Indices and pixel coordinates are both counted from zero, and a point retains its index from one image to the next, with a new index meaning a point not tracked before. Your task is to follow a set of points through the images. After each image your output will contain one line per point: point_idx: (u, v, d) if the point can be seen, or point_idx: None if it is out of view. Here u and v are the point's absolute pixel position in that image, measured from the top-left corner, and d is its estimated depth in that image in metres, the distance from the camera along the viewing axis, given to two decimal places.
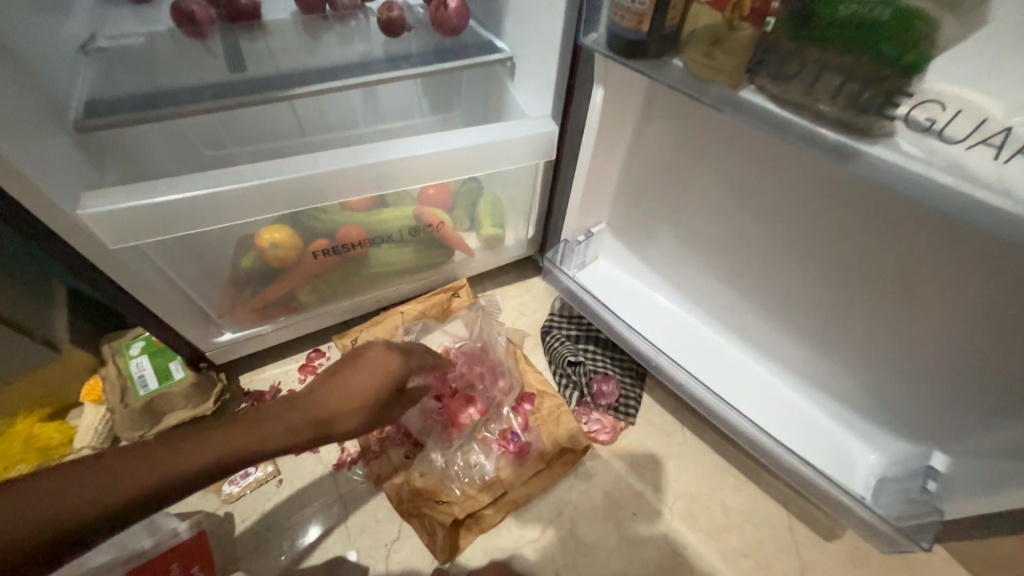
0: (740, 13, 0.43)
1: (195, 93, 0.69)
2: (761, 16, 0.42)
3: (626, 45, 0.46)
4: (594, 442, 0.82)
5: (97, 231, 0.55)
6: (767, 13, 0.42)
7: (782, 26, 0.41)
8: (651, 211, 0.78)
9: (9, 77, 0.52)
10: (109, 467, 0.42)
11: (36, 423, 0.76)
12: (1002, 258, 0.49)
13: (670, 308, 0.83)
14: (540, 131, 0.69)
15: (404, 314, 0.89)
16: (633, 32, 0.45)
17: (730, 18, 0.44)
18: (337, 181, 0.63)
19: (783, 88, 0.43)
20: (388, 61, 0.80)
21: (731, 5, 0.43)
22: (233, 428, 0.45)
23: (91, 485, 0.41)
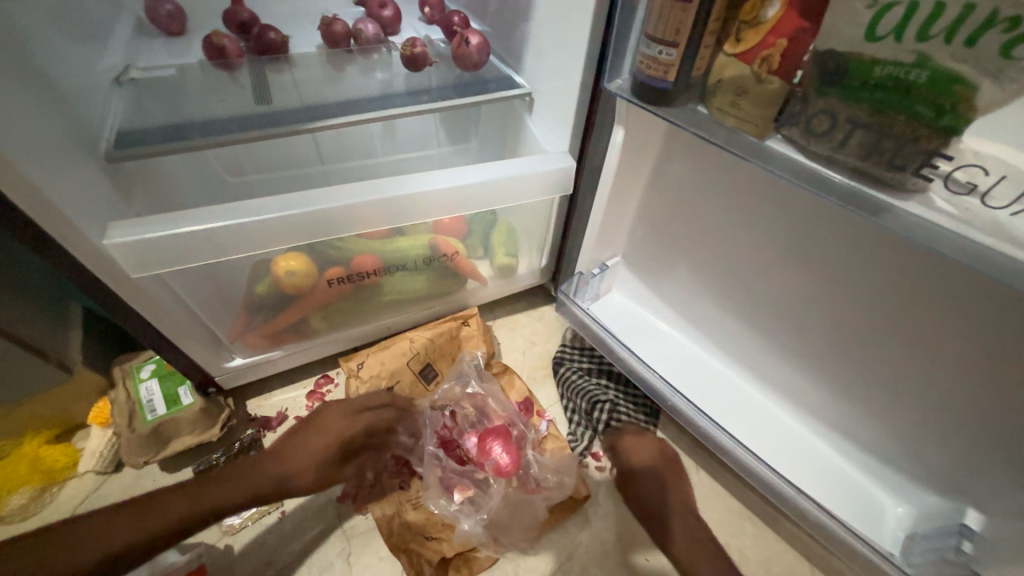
0: (769, 66, 0.42)
1: (222, 124, 0.71)
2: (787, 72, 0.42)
3: (651, 93, 0.47)
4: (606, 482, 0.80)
5: (121, 260, 0.55)
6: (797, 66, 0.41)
7: (812, 81, 0.42)
8: (668, 246, 0.78)
9: (47, 111, 0.53)
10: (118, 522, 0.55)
11: (42, 445, 0.75)
12: None
13: (686, 344, 0.82)
14: (559, 166, 0.70)
15: (412, 341, 0.84)
16: (659, 80, 0.45)
17: (758, 70, 0.43)
18: (358, 213, 0.64)
19: (812, 141, 0.44)
20: (410, 94, 0.81)
21: (759, 58, 0.42)
22: (217, 485, 0.60)
23: (100, 537, 0.53)
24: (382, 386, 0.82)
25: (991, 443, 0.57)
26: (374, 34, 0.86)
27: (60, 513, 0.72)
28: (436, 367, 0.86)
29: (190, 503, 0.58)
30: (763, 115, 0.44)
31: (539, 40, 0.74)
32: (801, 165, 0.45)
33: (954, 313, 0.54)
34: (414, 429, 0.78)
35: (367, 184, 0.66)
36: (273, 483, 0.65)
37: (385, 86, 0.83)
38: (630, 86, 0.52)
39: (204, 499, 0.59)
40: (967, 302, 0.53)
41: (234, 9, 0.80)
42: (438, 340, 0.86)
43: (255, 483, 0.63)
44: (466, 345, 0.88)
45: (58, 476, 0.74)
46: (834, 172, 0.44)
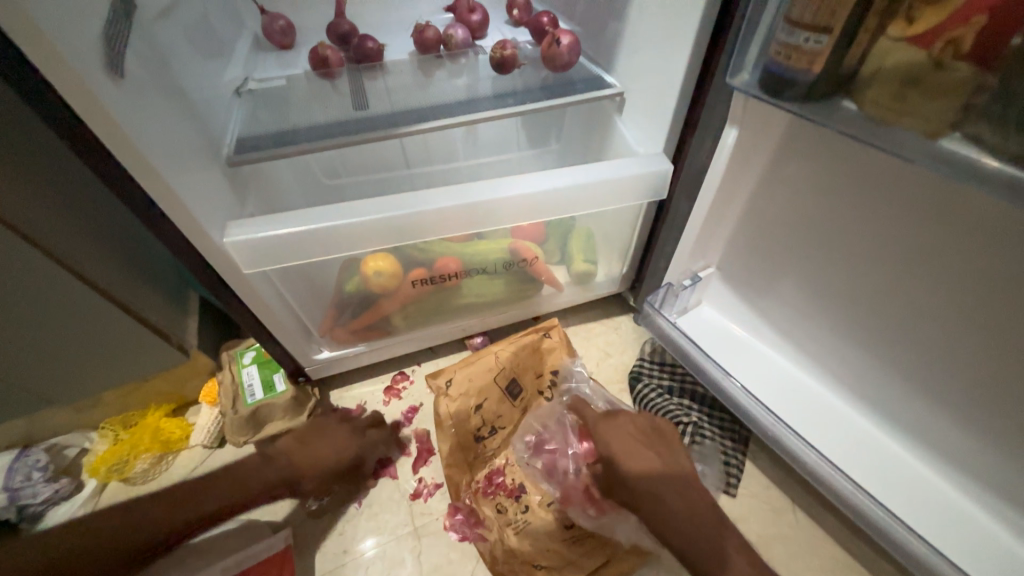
0: (955, 50, 0.36)
1: (324, 129, 0.75)
2: (983, 53, 0.35)
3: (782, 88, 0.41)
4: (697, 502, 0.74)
5: (237, 256, 0.60)
6: (997, 51, 0.34)
7: (1019, 69, 0.33)
8: (773, 259, 0.70)
9: (183, 121, 0.59)
10: (92, 526, 0.58)
11: (162, 417, 0.85)
12: None
13: (789, 368, 0.73)
14: (653, 169, 0.66)
15: (497, 355, 0.77)
16: (800, 72, 0.40)
17: (938, 56, 0.36)
18: (446, 217, 0.64)
19: (1009, 143, 0.35)
20: (496, 97, 0.81)
21: (942, 40, 0.36)
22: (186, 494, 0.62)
23: (74, 540, 0.57)
24: (471, 405, 0.75)
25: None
26: (463, 39, 0.87)
27: (174, 479, 0.80)
28: (520, 381, 0.81)
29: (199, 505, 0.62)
30: (933, 110, 0.38)
31: (635, 36, 0.70)
32: (961, 160, 0.38)
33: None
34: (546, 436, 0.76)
35: (456, 187, 0.66)
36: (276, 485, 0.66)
37: (472, 90, 0.83)
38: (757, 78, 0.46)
39: (207, 497, 0.62)
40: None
41: (337, 22, 0.85)
42: (521, 355, 0.79)
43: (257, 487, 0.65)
44: (549, 358, 0.83)
45: (174, 446, 0.83)
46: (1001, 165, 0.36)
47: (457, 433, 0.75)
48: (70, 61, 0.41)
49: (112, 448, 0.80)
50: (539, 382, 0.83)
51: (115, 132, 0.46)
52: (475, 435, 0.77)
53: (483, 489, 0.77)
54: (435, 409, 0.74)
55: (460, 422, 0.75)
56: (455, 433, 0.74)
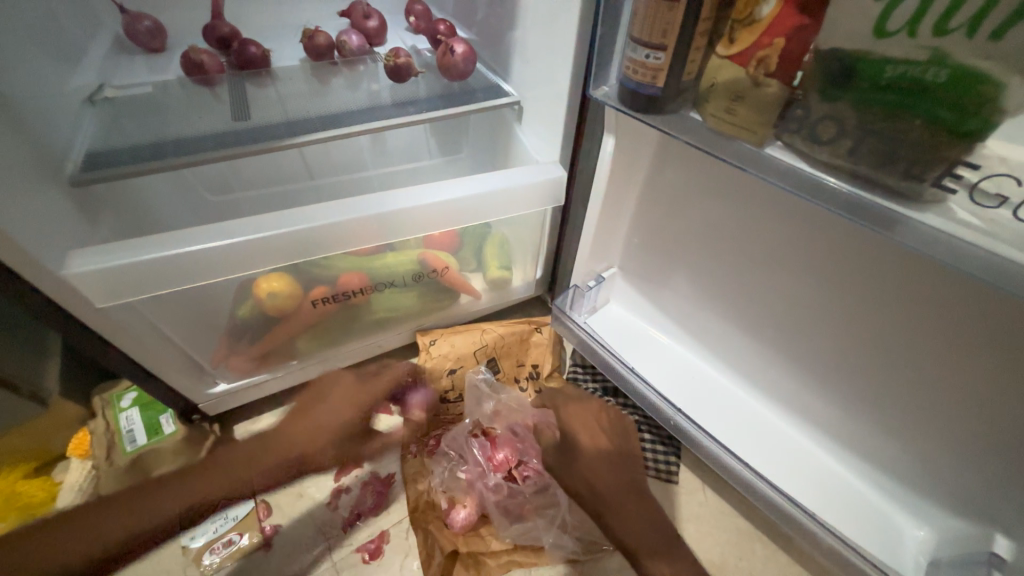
0: (767, 68, 0.39)
1: (199, 142, 0.68)
2: (789, 72, 0.39)
3: (640, 100, 0.44)
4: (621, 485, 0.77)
5: (85, 291, 0.52)
6: (797, 70, 0.39)
7: (814, 83, 0.39)
8: (666, 256, 0.75)
9: (8, 138, 0.51)
10: None
11: (20, 479, 0.72)
12: None
13: (689, 359, 0.78)
14: (549, 177, 0.67)
15: (485, 331, 0.84)
16: (648, 87, 0.42)
17: (755, 73, 0.40)
18: (335, 234, 0.61)
19: (818, 150, 0.41)
20: (395, 106, 0.79)
21: (754, 60, 0.40)
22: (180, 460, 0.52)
23: None
24: (446, 367, 0.81)
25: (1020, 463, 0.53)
26: (358, 46, 0.84)
27: None
28: (498, 363, 0.84)
29: None
30: (760, 118, 0.42)
31: (526, 47, 0.71)
32: (803, 174, 0.42)
33: (976, 325, 0.50)
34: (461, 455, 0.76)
35: (344, 202, 0.63)
36: None
37: (371, 99, 0.81)
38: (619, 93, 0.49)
39: None
40: (995, 311, 0.48)
41: (215, 24, 0.78)
42: (508, 339, 0.84)
43: None
44: (534, 351, 0.86)
45: (35, 511, 0.71)
46: (838, 181, 0.41)
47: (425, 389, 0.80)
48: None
49: None
50: (518, 371, 0.86)
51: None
52: (442, 398, 0.82)
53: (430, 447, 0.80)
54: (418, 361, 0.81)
55: (431, 380, 0.81)
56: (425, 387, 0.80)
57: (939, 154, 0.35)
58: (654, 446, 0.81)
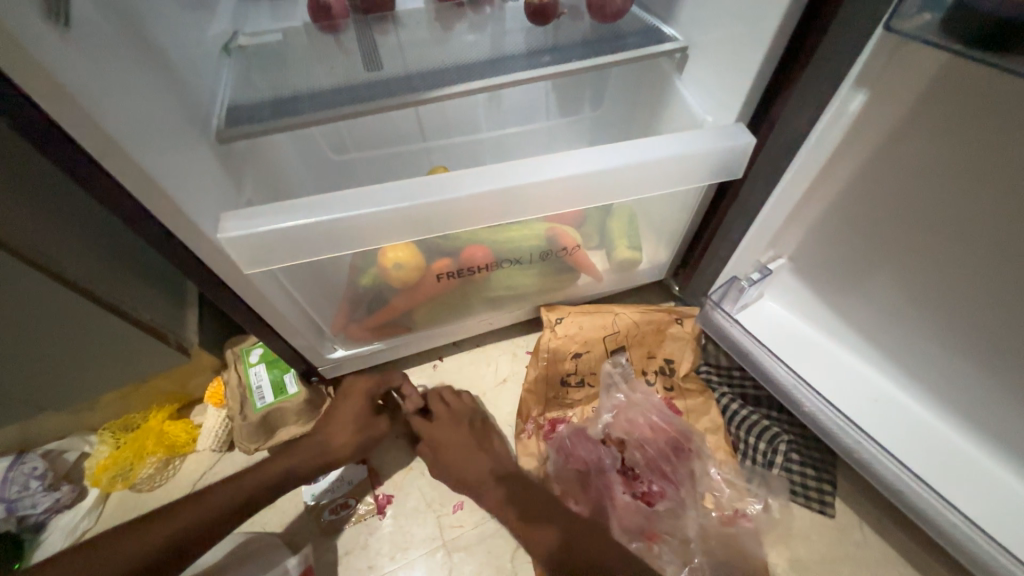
0: None
1: (328, 96, 0.63)
2: None
3: (987, 30, 0.39)
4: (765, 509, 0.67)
5: (235, 255, 0.50)
6: None
7: None
8: (861, 251, 0.61)
9: (162, 89, 0.49)
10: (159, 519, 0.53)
11: (166, 419, 0.78)
12: None
13: (864, 373, 0.67)
14: (728, 145, 0.55)
15: (617, 315, 0.74)
16: (1012, 10, 0.37)
17: None
18: (479, 205, 0.54)
19: None
20: (531, 56, 0.68)
21: None
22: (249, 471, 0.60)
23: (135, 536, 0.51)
24: (571, 350, 0.74)
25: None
26: None
27: (184, 485, 0.75)
28: (628, 353, 0.76)
29: (253, 481, 0.59)
30: None
31: None
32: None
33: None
34: (580, 449, 0.70)
35: (485, 168, 0.55)
36: (317, 460, 0.63)
37: (501, 47, 0.71)
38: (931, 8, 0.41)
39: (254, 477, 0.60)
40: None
41: None
42: (642, 327, 0.75)
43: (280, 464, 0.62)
44: (670, 345, 0.76)
45: (181, 450, 0.76)
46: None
47: (548, 368, 0.74)
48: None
49: (114, 454, 0.74)
50: (649, 363, 0.76)
51: (57, 91, 0.34)
52: (563, 380, 0.75)
53: (545, 430, 0.74)
54: (543, 338, 0.74)
55: (555, 361, 0.74)
56: (547, 367, 0.74)
57: None
58: (808, 470, 0.69)
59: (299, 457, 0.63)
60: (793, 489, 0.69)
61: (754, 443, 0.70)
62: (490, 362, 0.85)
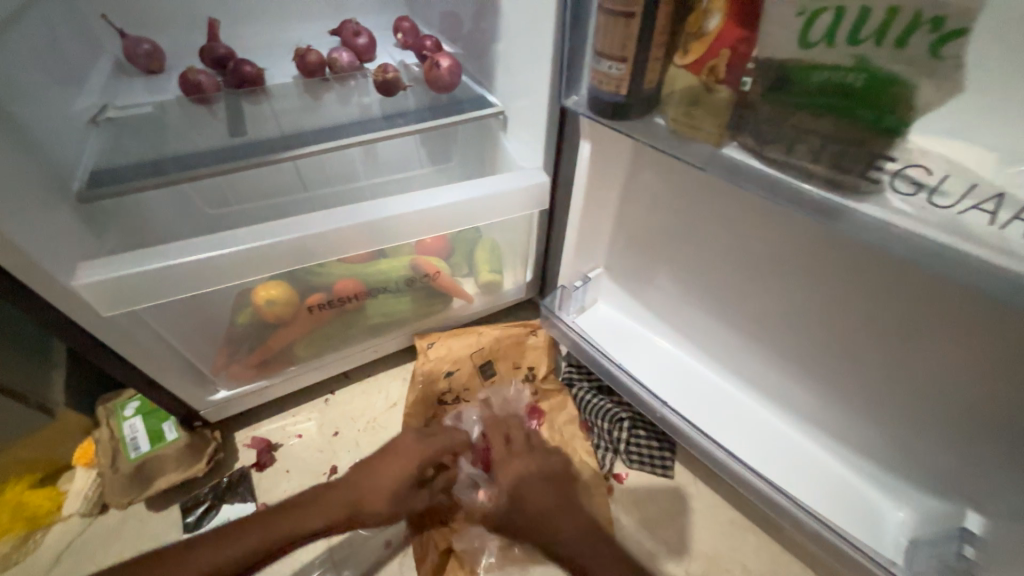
0: (715, 77, 0.43)
1: (196, 159, 0.71)
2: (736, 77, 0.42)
3: (608, 107, 0.47)
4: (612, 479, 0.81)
5: (92, 300, 0.55)
6: (743, 74, 0.42)
7: (757, 87, 0.41)
8: (650, 256, 0.77)
9: (21, 159, 0.55)
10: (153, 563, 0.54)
11: (26, 490, 0.74)
12: (995, 313, 0.48)
13: (675, 354, 0.81)
14: (532, 183, 0.71)
15: (481, 334, 0.85)
16: (612, 95, 0.46)
17: (706, 81, 0.44)
18: (328, 240, 0.64)
19: (764, 147, 0.42)
20: (385, 119, 0.82)
21: (706, 69, 0.43)
22: (262, 523, 0.58)
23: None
24: (443, 369, 0.84)
25: (1012, 445, 0.53)
26: (349, 62, 0.87)
27: (44, 558, 0.71)
28: (495, 366, 0.87)
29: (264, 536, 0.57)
30: (712, 123, 0.45)
31: (508, 59, 0.75)
32: (756, 172, 0.43)
33: (949, 312, 0.51)
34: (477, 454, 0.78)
35: (340, 210, 0.66)
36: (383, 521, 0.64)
37: (361, 113, 0.84)
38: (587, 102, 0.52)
39: (267, 530, 0.58)
40: (975, 303, 0.49)
41: (211, 46, 0.81)
42: (504, 342, 0.86)
43: (296, 523, 0.59)
44: (530, 354, 0.88)
45: (42, 520, 0.73)
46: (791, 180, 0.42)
47: (424, 390, 0.83)
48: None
49: None
50: (515, 372, 0.88)
51: None
52: (439, 399, 0.85)
53: None
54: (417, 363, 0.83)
55: (429, 382, 0.83)
56: (423, 388, 0.82)
57: (866, 151, 0.37)
58: (650, 441, 0.84)
59: (326, 509, 0.61)
60: (638, 460, 0.82)
61: (603, 425, 0.83)
62: (380, 388, 0.92)
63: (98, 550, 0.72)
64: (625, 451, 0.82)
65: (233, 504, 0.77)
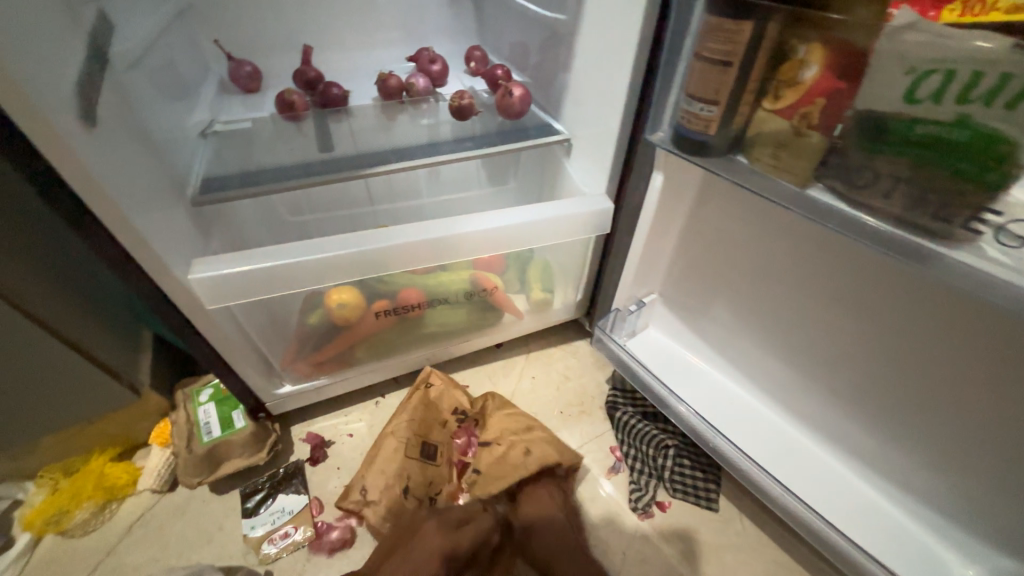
0: (808, 122, 0.46)
1: (289, 171, 0.78)
2: (828, 127, 0.46)
3: (693, 144, 0.50)
4: (654, 508, 0.81)
5: (200, 292, 0.61)
6: (835, 124, 0.45)
7: (853, 135, 0.44)
8: (706, 286, 0.79)
9: (152, 165, 0.62)
10: None
11: (107, 462, 0.81)
12: None
13: (726, 385, 0.81)
14: (596, 208, 0.74)
15: (393, 433, 0.80)
16: (700, 133, 0.48)
17: (798, 125, 0.46)
18: (407, 252, 0.69)
19: (852, 192, 0.46)
20: (456, 142, 0.87)
21: (798, 115, 0.46)
22: None
23: None
24: (395, 492, 0.75)
25: None
26: (424, 87, 0.94)
27: (118, 528, 0.77)
28: (431, 443, 0.82)
29: None
30: (800, 165, 0.48)
31: (578, 91, 0.79)
32: (844, 214, 0.46)
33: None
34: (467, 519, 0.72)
35: (414, 225, 0.71)
36: None
37: (434, 134, 0.90)
38: (671, 137, 0.56)
39: None
40: None
41: (303, 70, 0.90)
42: (417, 416, 0.83)
43: None
44: (444, 404, 0.87)
45: (118, 493, 0.79)
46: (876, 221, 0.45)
47: (395, 524, 0.73)
48: (23, 88, 0.41)
49: (49, 499, 0.75)
50: (448, 431, 0.86)
51: (77, 165, 0.47)
52: (419, 503, 0.76)
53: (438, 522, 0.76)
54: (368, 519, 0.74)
55: (393, 514, 0.73)
56: (393, 523, 0.73)
57: (964, 201, 0.40)
58: (695, 472, 0.83)
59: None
60: (681, 489, 0.82)
61: (647, 450, 0.85)
62: None
63: (165, 527, 0.77)
64: (670, 479, 0.83)
65: (286, 495, 0.80)
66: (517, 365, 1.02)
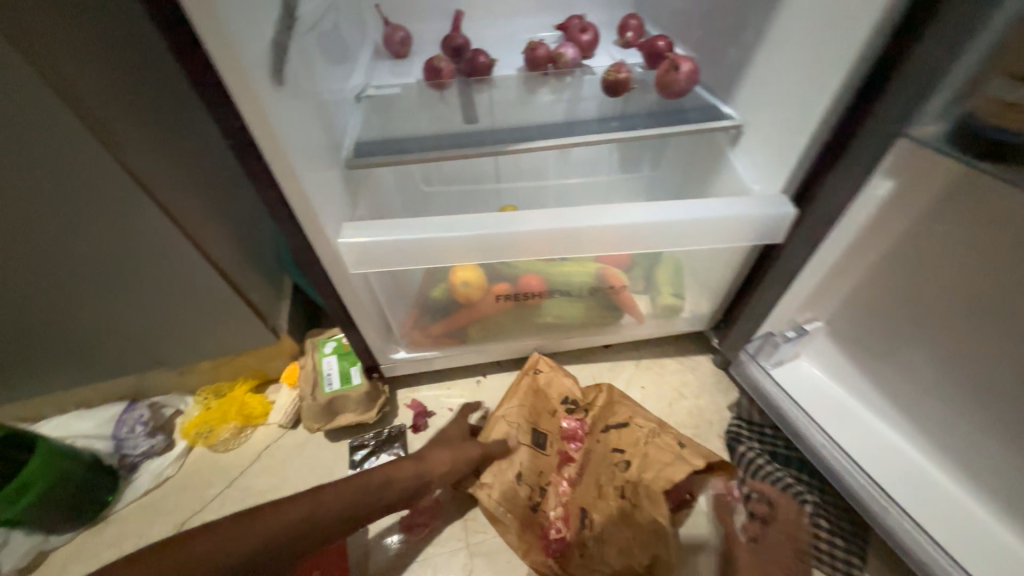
0: None
1: (434, 141, 0.77)
2: None
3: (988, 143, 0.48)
4: None
5: (345, 257, 0.63)
6: None
7: None
8: (895, 327, 0.69)
9: (318, 127, 0.63)
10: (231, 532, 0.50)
11: (246, 392, 0.91)
12: None
13: (895, 443, 0.71)
14: (769, 212, 0.63)
15: (506, 417, 0.77)
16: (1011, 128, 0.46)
17: None
18: (534, 240, 0.63)
19: None
20: (601, 121, 0.79)
21: None
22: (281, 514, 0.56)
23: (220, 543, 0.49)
24: (512, 477, 0.73)
25: None
26: (573, 58, 0.87)
27: (250, 452, 0.86)
28: (541, 429, 0.79)
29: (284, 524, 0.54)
30: None
31: (769, 70, 0.66)
32: None
33: None
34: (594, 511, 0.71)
35: (553, 210, 0.65)
36: None
37: (580, 112, 0.83)
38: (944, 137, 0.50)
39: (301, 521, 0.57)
40: None
41: (451, 37, 0.88)
42: (527, 404, 0.80)
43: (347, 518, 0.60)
44: (551, 393, 0.82)
45: (253, 421, 0.88)
46: None
47: (516, 508, 0.71)
48: (233, 44, 0.42)
49: (202, 414, 0.87)
50: (556, 421, 0.81)
51: (267, 126, 0.48)
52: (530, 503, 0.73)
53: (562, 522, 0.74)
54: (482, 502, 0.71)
55: (511, 499, 0.71)
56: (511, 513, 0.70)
57: None
58: (830, 537, 0.71)
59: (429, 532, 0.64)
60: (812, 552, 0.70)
61: (776, 499, 0.73)
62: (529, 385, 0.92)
63: (286, 460, 0.85)
64: (801, 539, 0.71)
65: (388, 456, 0.84)
66: (625, 370, 0.94)
